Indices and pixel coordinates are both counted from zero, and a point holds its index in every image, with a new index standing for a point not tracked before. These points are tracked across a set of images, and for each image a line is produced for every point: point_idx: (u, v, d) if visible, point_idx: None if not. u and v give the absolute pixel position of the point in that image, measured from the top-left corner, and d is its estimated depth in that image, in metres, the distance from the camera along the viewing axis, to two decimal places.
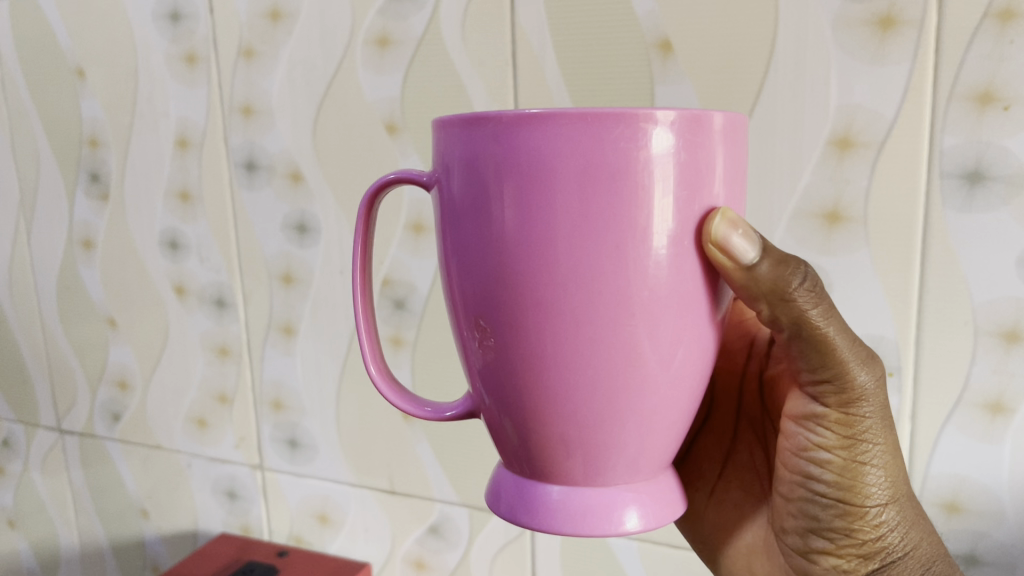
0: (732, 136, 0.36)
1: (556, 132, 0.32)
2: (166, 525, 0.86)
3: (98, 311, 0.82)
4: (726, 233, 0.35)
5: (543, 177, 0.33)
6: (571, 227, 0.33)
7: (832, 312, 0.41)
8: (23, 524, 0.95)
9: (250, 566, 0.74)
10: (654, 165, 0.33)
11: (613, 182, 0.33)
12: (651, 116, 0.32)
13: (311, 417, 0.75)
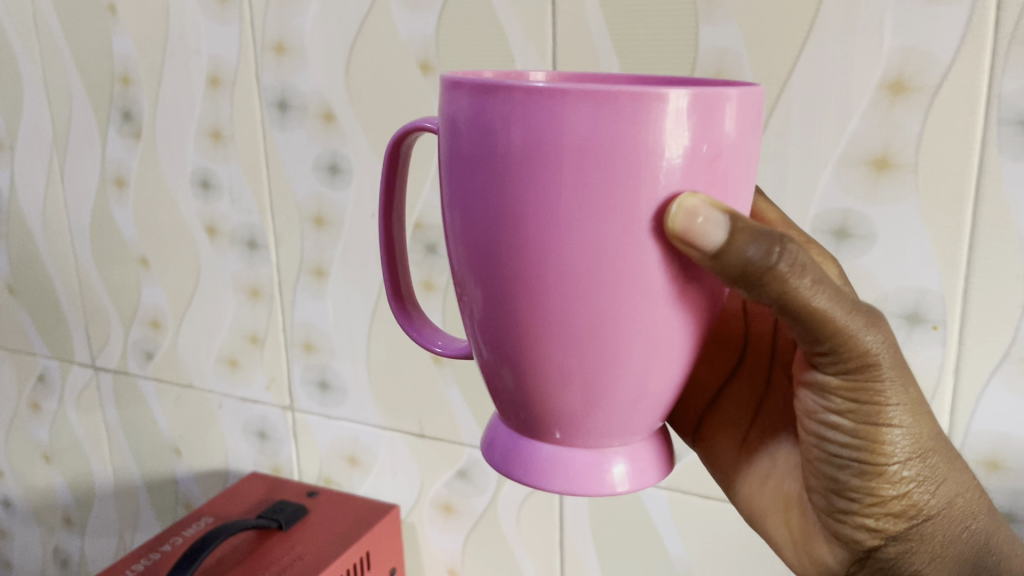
0: (742, 109, 0.32)
1: (565, 108, 0.30)
2: (198, 463, 0.87)
3: (131, 250, 0.82)
4: (689, 214, 0.31)
5: (546, 153, 0.31)
6: (573, 208, 0.31)
7: (822, 281, 0.36)
8: (59, 460, 0.97)
9: (280, 504, 0.74)
10: (663, 146, 0.30)
11: (620, 162, 0.30)
12: (664, 97, 0.30)
13: (341, 359, 0.75)
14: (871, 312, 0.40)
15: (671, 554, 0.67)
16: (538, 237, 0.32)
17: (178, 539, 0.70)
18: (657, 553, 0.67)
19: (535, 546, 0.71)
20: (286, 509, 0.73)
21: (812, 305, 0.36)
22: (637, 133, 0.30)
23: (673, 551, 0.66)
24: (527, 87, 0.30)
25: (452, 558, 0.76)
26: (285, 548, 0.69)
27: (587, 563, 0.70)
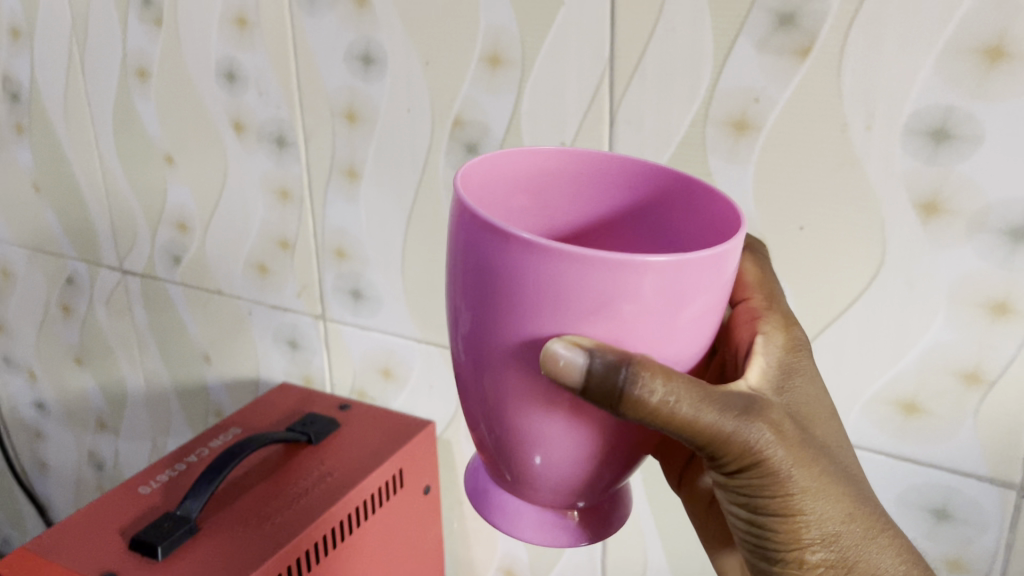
0: (686, 271, 0.28)
1: (526, 257, 0.28)
2: (228, 372, 0.84)
3: (156, 148, 0.78)
4: (554, 354, 0.29)
5: (509, 291, 0.29)
6: (506, 325, 0.30)
7: (689, 397, 0.32)
8: (90, 364, 0.95)
9: (310, 418, 0.70)
10: (587, 296, 0.28)
11: (549, 301, 0.29)
12: (587, 255, 0.27)
13: (375, 267, 0.70)
14: (748, 403, 0.36)
15: None
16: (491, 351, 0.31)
17: (204, 449, 0.67)
18: None
19: None
20: (316, 423, 0.69)
21: (683, 424, 0.33)
22: (597, 288, 0.28)
23: None
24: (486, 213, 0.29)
25: None
26: (315, 463, 0.65)
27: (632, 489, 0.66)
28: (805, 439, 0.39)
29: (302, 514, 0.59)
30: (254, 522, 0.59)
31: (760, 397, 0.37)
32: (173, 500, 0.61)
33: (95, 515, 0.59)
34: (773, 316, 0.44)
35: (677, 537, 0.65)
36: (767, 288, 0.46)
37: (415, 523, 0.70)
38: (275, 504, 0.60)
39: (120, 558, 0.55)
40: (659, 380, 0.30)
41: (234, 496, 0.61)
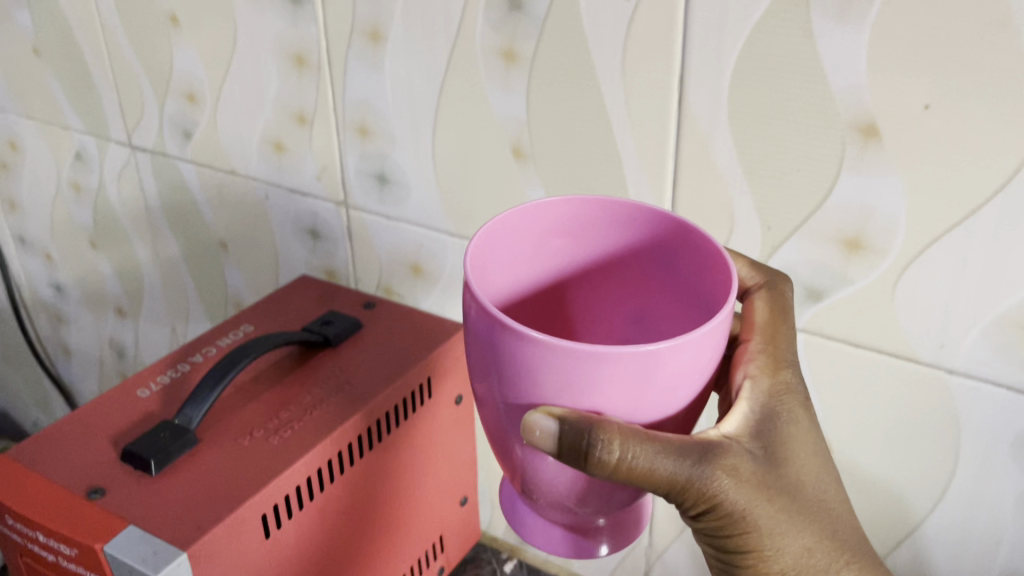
0: (646, 360, 0.31)
1: (503, 339, 0.32)
2: (246, 261, 0.77)
3: (159, 4, 0.68)
4: (531, 424, 0.32)
5: (500, 366, 0.33)
6: (501, 390, 0.34)
7: (641, 452, 0.32)
8: (105, 246, 0.88)
9: (329, 316, 0.63)
10: (558, 377, 0.32)
11: (527, 376, 0.32)
12: (549, 342, 0.30)
13: (402, 148, 0.61)
14: (711, 450, 0.36)
15: None
16: (496, 408, 0.35)
17: (210, 350, 0.60)
18: None
19: None
20: (335, 322, 0.62)
21: (635, 476, 0.33)
22: (563, 369, 0.31)
23: None
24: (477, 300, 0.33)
25: None
26: (333, 367, 0.58)
27: None
28: (776, 485, 0.38)
29: (315, 426, 0.53)
30: (261, 435, 0.52)
31: (728, 444, 0.37)
32: (172, 407, 0.54)
33: (86, 421, 0.53)
34: (760, 358, 0.42)
35: None
36: (770, 332, 0.43)
37: (444, 432, 0.63)
38: (286, 414, 0.54)
39: (110, 473, 0.49)
40: (625, 442, 0.32)
41: (240, 404, 0.55)
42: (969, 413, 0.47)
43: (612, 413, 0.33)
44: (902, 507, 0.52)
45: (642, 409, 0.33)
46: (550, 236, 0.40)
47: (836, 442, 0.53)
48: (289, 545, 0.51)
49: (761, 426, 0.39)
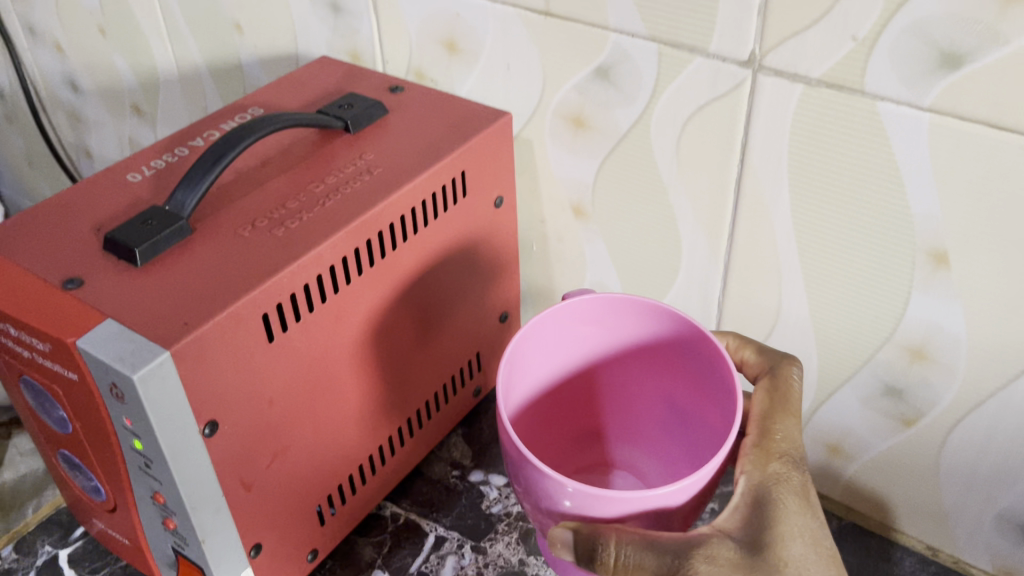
0: (643, 498, 0.37)
1: (522, 474, 0.39)
2: (264, 45, 0.68)
3: None
4: (552, 538, 0.38)
5: (527, 492, 0.40)
6: (527, 500, 0.41)
7: (627, 556, 0.37)
8: (114, 34, 0.79)
9: (350, 100, 0.54)
10: (565, 506, 0.38)
11: (544, 501, 0.39)
12: (558, 487, 0.38)
13: None
14: (689, 544, 0.38)
15: (913, 216, 0.42)
16: (530, 510, 0.42)
17: (213, 135, 0.52)
18: (889, 210, 0.43)
19: (699, 185, 0.48)
20: (356, 106, 0.53)
21: (623, 571, 0.37)
22: (571, 494, 0.38)
23: (916, 210, 0.42)
24: (502, 416, 0.40)
25: (580, 191, 0.54)
26: (353, 155, 0.50)
27: (772, 214, 0.46)
28: (768, 571, 0.38)
29: (328, 219, 0.45)
30: (264, 226, 0.44)
31: (710, 535, 0.39)
32: (164, 194, 0.47)
33: (67, 206, 0.46)
34: (753, 451, 0.42)
35: (828, 279, 0.47)
36: (767, 422, 0.44)
37: (481, 238, 0.55)
38: (296, 205, 0.46)
39: (90, 262, 0.42)
40: (623, 546, 0.37)
41: (243, 192, 0.47)
42: None
43: (616, 520, 0.38)
44: None
45: (646, 511, 0.38)
46: (585, 332, 0.47)
47: (954, 253, 0.42)
48: (298, 352, 0.44)
49: (752, 512, 0.40)
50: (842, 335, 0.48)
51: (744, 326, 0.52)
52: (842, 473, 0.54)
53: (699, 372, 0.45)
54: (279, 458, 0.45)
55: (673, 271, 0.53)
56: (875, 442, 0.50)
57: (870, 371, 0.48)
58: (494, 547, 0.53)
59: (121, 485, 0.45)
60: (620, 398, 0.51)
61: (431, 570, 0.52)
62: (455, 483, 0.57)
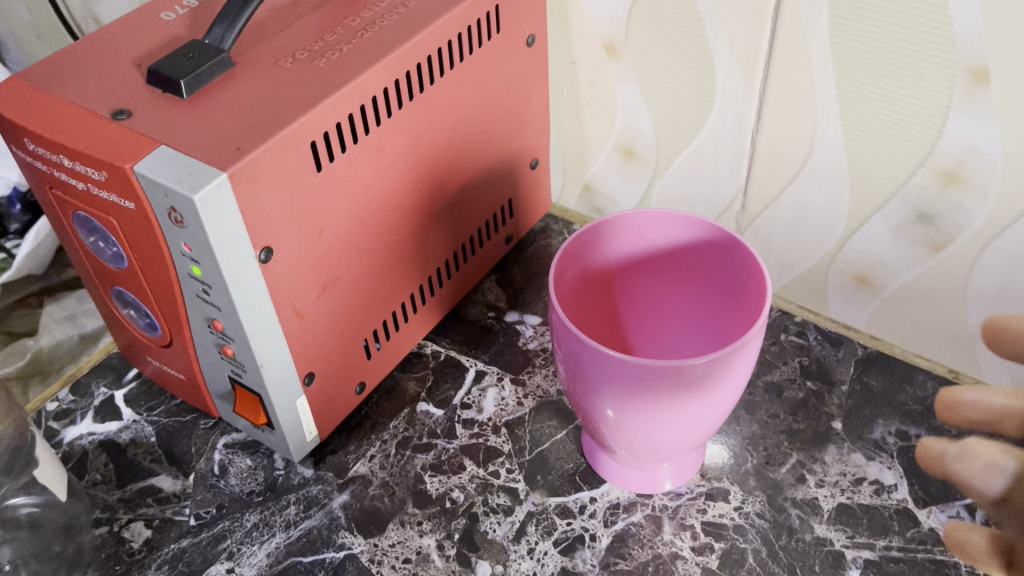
0: (679, 369, 0.40)
1: (568, 342, 0.42)
2: None
3: None
4: None
5: (572, 358, 0.43)
6: (571, 370, 0.44)
7: None
8: None
9: None
10: (605, 370, 0.41)
11: (585, 368, 0.43)
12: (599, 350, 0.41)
13: None
14: None
15: (954, 33, 0.42)
16: (572, 380, 0.45)
17: None
18: (930, 28, 0.42)
19: (737, 14, 0.48)
20: None
21: None
22: (610, 361, 0.41)
23: (958, 27, 0.41)
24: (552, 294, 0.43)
25: (614, 28, 0.54)
26: None
27: (811, 39, 0.46)
28: None
29: (367, 50, 0.45)
30: (305, 58, 0.44)
31: None
32: (200, 31, 0.47)
33: (105, 43, 0.46)
34: None
35: (865, 105, 0.47)
36: None
37: (514, 78, 0.55)
38: (333, 38, 0.46)
39: (135, 95, 0.43)
40: None
41: (280, 27, 0.47)
42: None
43: (653, 383, 0.41)
44: None
45: (678, 382, 0.41)
46: (619, 246, 0.47)
47: (995, 69, 0.42)
48: (344, 182, 0.45)
49: None
50: (877, 163, 0.49)
51: (778, 159, 0.52)
52: (868, 303, 0.55)
53: (731, 280, 0.45)
54: (329, 289, 0.47)
55: (708, 107, 0.53)
56: (902, 270, 0.52)
57: (902, 198, 0.49)
58: (532, 379, 0.56)
59: (178, 317, 0.46)
60: (650, 317, 0.50)
61: (473, 401, 0.55)
62: (492, 323, 0.59)
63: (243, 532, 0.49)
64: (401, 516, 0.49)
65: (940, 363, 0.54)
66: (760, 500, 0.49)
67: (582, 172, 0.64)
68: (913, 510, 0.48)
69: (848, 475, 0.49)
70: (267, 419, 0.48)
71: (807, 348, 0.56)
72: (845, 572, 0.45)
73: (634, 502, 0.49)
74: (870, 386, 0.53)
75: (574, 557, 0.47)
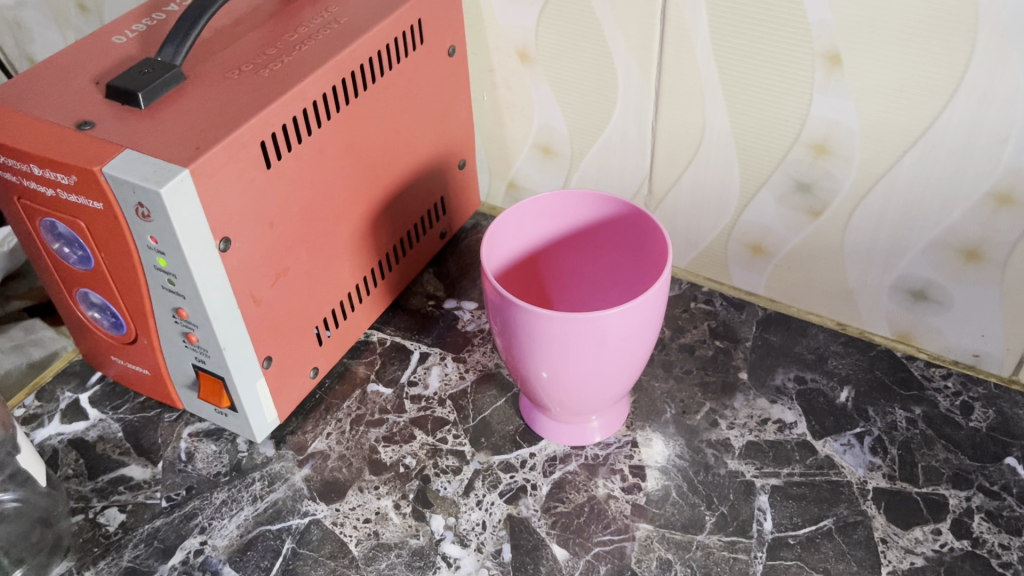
0: (597, 322, 0.45)
1: (500, 308, 0.48)
2: None
3: None
4: None
5: (503, 323, 0.48)
6: (503, 335, 0.49)
7: None
8: None
9: None
10: (533, 329, 0.47)
11: (516, 331, 0.48)
12: (527, 311, 0.46)
13: None
14: None
15: (809, 24, 0.49)
16: (505, 345, 0.50)
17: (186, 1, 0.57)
18: (790, 21, 0.50)
19: (630, 17, 0.55)
20: None
21: None
22: (536, 320, 0.46)
23: (813, 18, 0.49)
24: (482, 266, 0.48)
25: (525, 36, 0.61)
26: (317, 10, 0.55)
27: (694, 36, 0.53)
28: None
29: (306, 60, 0.50)
30: (250, 70, 0.50)
31: None
32: (151, 51, 0.51)
33: (61, 65, 0.51)
34: None
35: (744, 91, 0.54)
36: None
37: (438, 86, 0.61)
38: (274, 52, 0.51)
39: (96, 108, 0.47)
40: None
41: (224, 45, 0.52)
42: None
43: (576, 338, 0.46)
44: (909, 119, 0.50)
45: (598, 335, 0.46)
46: (538, 224, 0.53)
47: (846, 54, 0.49)
48: (291, 179, 0.50)
49: None
50: (759, 141, 0.56)
51: (676, 144, 0.59)
52: (763, 269, 0.62)
53: (638, 248, 0.51)
54: (283, 277, 0.52)
55: (612, 102, 0.60)
56: (790, 235, 0.59)
57: (782, 170, 0.56)
58: (472, 355, 0.61)
59: (143, 312, 0.51)
60: (571, 291, 0.56)
61: (419, 378, 0.60)
62: (432, 310, 0.65)
63: (213, 509, 0.53)
64: (359, 482, 0.54)
65: (829, 318, 0.62)
66: (679, 444, 0.55)
67: (506, 171, 0.70)
68: (811, 441, 0.54)
69: (754, 417, 0.56)
70: (230, 402, 0.53)
71: (714, 313, 0.63)
72: (756, 497, 0.52)
73: (569, 453, 0.55)
74: (770, 340, 0.61)
75: (518, 504, 0.52)
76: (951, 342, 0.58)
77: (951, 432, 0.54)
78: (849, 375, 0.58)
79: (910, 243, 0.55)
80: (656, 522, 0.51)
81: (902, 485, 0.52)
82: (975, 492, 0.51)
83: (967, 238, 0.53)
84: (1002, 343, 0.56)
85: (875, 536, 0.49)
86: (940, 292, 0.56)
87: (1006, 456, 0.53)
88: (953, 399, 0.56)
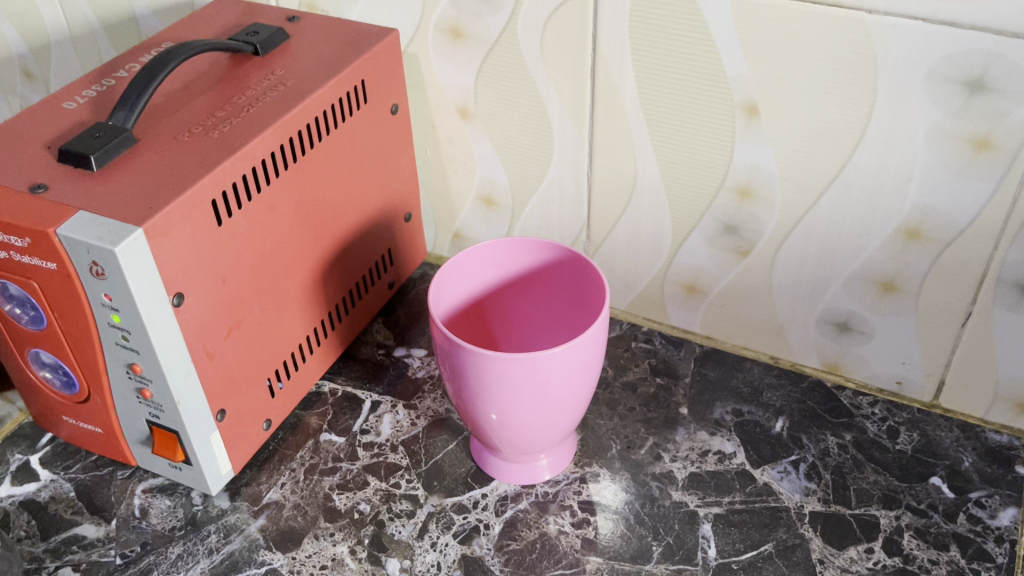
0: (541, 361, 0.47)
1: (448, 352, 0.49)
2: None
3: None
4: None
5: (452, 367, 0.50)
6: (452, 378, 0.51)
7: None
8: (24, 38, 0.79)
9: (255, 28, 0.61)
10: (480, 371, 0.49)
11: (465, 373, 0.49)
12: (473, 352, 0.48)
13: None
14: None
15: (727, 77, 0.53)
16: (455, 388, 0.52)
17: (135, 67, 0.59)
18: (710, 76, 0.54)
19: (562, 74, 0.59)
20: (262, 33, 0.60)
21: None
22: (483, 362, 0.48)
23: (730, 72, 0.53)
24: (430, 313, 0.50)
25: (464, 94, 0.64)
26: (264, 73, 0.57)
27: (622, 91, 0.57)
28: None
29: (254, 121, 0.52)
30: (200, 132, 0.52)
31: None
32: (102, 116, 0.53)
33: (12, 131, 0.52)
34: None
35: (671, 142, 0.58)
36: None
37: (383, 143, 0.63)
38: (223, 114, 0.53)
39: (49, 172, 0.48)
40: None
41: (174, 109, 0.54)
42: (886, 51, 0.48)
43: (522, 378, 0.48)
44: (824, 164, 0.53)
45: (543, 374, 0.48)
46: (482, 271, 0.55)
47: (762, 104, 0.53)
48: (242, 235, 0.51)
49: None
50: (687, 188, 0.59)
51: (610, 193, 0.63)
52: (698, 308, 0.66)
53: (579, 291, 0.54)
54: (235, 331, 0.53)
55: (549, 155, 0.63)
56: (721, 275, 0.63)
57: (711, 215, 0.60)
58: (423, 402, 0.63)
59: (96, 369, 0.51)
60: (517, 334, 0.58)
61: (371, 426, 0.61)
62: (382, 359, 0.67)
63: (168, 563, 0.53)
64: (315, 530, 0.55)
65: (763, 352, 0.65)
66: (626, 478, 0.57)
67: (451, 223, 0.73)
68: (750, 470, 0.57)
69: (695, 449, 0.58)
70: (185, 456, 0.53)
71: (654, 351, 0.66)
72: (699, 526, 0.54)
73: (520, 492, 0.56)
74: (707, 375, 0.64)
75: (471, 544, 0.54)
76: (876, 370, 0.61)
77: (879, 455, 0.58)
78: (783, 407, 0.61)
79: (832, 279, 0.58)
80: (606, 555, 0.53)
81: (837, 507, 0.54)
82: (904, 511, 0.54)
83: (883, 272, 0.56)
84: (922, 369, 0.60)
85: (812, 557, 0.52)
86: (862, 323, 0.60)
87: (931, 476, 0.56)
88: (880, 425, 0.60)
